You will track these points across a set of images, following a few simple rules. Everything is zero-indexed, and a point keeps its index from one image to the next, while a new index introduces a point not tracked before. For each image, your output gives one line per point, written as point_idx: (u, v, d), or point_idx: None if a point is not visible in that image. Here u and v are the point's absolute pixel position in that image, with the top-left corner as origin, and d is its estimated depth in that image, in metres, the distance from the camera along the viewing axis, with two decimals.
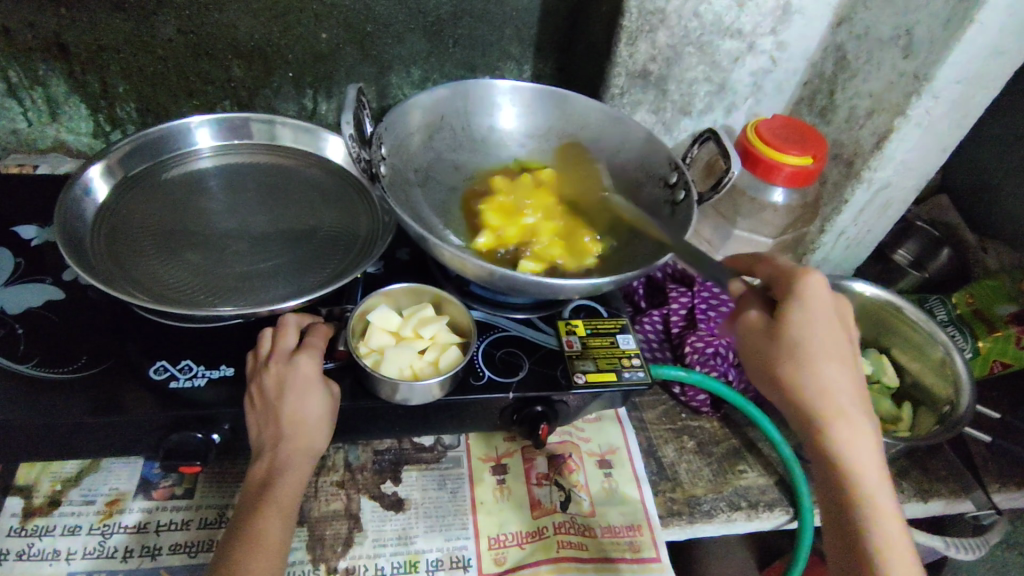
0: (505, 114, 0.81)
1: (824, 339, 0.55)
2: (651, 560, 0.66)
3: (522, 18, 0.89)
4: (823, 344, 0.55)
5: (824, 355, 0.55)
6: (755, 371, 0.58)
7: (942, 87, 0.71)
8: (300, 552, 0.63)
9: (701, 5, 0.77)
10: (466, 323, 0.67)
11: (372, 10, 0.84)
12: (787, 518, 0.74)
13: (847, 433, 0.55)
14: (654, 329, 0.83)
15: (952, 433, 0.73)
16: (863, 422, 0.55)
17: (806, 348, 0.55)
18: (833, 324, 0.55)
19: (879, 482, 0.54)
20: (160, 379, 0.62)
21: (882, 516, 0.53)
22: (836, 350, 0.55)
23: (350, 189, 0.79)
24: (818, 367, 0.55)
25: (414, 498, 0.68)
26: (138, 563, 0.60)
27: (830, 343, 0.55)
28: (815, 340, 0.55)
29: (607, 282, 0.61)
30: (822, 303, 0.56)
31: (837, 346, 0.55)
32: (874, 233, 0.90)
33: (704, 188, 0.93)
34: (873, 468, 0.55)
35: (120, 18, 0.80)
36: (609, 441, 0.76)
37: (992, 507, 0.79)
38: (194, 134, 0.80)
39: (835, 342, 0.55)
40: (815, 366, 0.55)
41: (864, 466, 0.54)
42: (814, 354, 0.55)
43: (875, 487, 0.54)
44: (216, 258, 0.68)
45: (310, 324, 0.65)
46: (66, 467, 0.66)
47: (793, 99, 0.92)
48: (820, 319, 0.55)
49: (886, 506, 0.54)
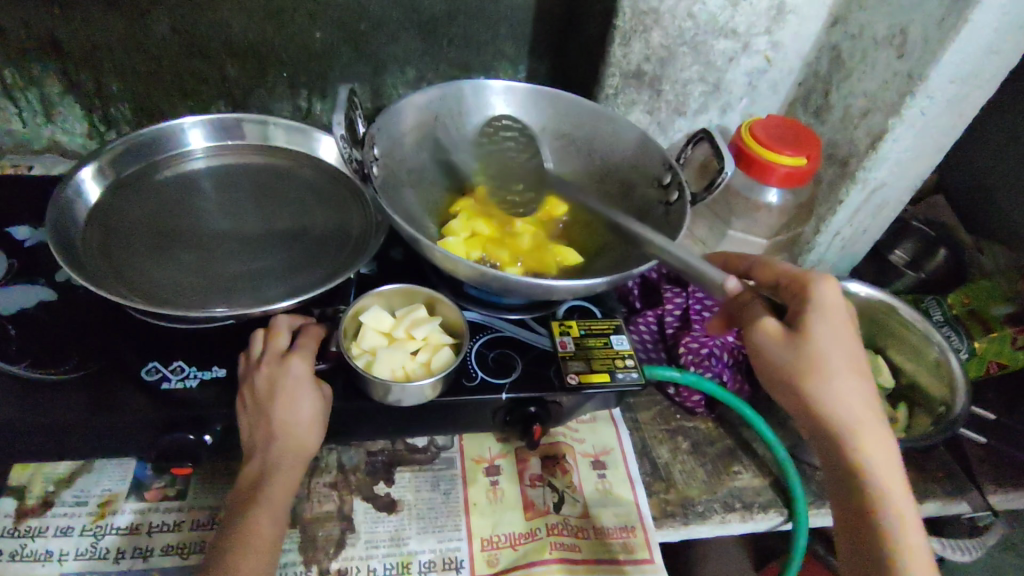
0: (499, 114, 0.81)
1: (841, 346, 0.56)
2: (645, 561, 0.66)
3: (518, 17, 0.89)
4: (845, 348, 0.56)
5: (839, 360, 0.55)
6: (765, 377, 0.58)
7: (936, 87, 0.70)
8: (293, 553, 0.63)
9: (695, 5, 0.77)
10: (458, 323, 0.67)
11: (365, 10, 0.84)
12: (783, 519, 0.73)
13: (864, 440, 0.55)
14: (648, 329, 0.83)
15: (948, 433, 0.73)
16: (879, 427, 0.55)
17: (822, 353, 0.55)
18: (848, 331, 0.56)
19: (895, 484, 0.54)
20: (152, 379, 0.61)
21: (904, 522, 0.52)
22: (853, 356, 0.56)
23: (344, 189, 0.79)
24: (834, 373, 0.55)
25: (407, 499, 0.68)
26: (130, 564, 0.60)
27: (846, 349, 0.56)
28: (830, 346, 0.55)
29: (600, 282, 0.60)
30: (837, 309, 0.57)
31: (854, 352, 0.56)
32: (869, 232, 0.90)
33: (698, 188, 0.93)
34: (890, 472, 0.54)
35: (114, 18, 0.80)
36: (603, 442, 0.76)
37: (988, 508, 0.79)
38: (186, 134, 0.80)
39: (852, 348, 0.56)
40: (832, 371, 0.55)
41: (882, 474, 0.54)
42: (832, 359, 0.55)
43: (895, 493, 0.54)
44: (208, 259, 0.68)
45: (303, 324, 0.65)
46: (59, 467, 0.66)
47: (789, 98, 0.92)
48: (834, 325, 0.56)
49: (905, 512, 0.53)
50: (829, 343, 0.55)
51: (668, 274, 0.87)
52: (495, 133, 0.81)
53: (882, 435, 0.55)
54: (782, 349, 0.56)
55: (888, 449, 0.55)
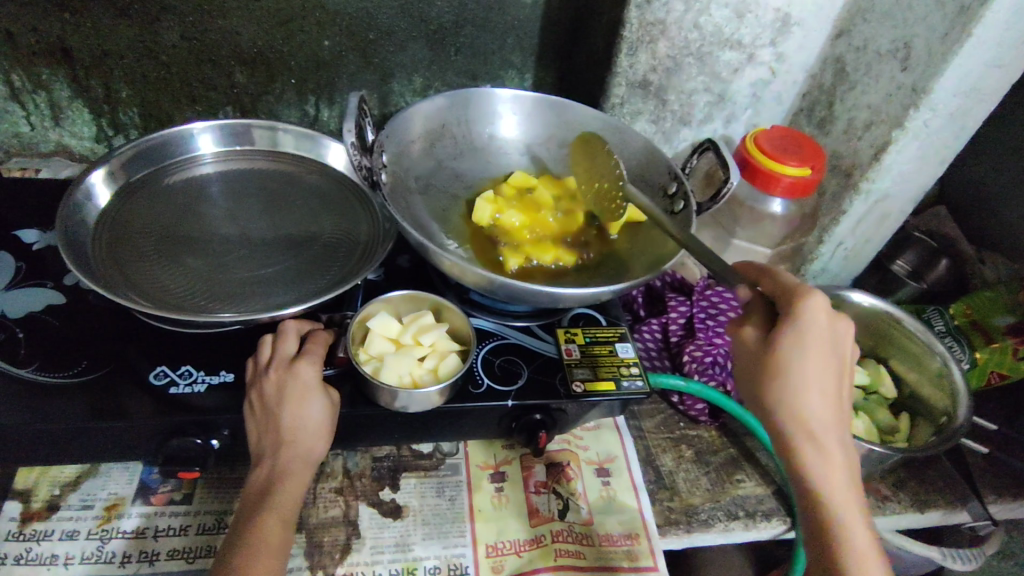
0: (506, 123, 0.82)
1: (811, 368, 0.54)
2: (649, 569, 0.66)
3: (524, 27, 0.90)
4: (805, 370, 0.54)
5: (799, 384, 0.54)
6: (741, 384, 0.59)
7: (939, 100, 0.71)
8: (299, 559, 0.63)
9: (701, 17, 0.78)
10: (465, 330, 0.67)
11: (375, 18, 0.85)
12: (785, 527, 0.74)
13: (818, 461, 0.54)
14: (653, 337, 0.84)
15: (951, 442, 0.72)
16: (835, 446, 0.55)
17: (785, 374, 0.54)
18: (818, 353, 0.53)
19: (845, 503, 0.54)
20: (160, 384, 0.62)
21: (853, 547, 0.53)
22: (818, 380, 0.54)
23: (351, 196, 0.80)
24: (795, 392, 0.54)
25: (413, 505, 0.69)
26: (137, 568, 0.60)
27: (815, 372, 0.54)
28: (793, 371, 0.54)
29: (607, 291, 0.61)
30: (812, 330, 0.53)
31: (821, 376, 0.54)
32: (872, 244, 0.91)
33: (704, 197, 0.95)
34: (839, 494, 0.54)
35: (125, 24, 0.81)
36: (608, 449, 0.76)
37: (988, 517, 0.79)
38: (196, 139, 0.81)
39: (820, 371, 0.54)
40: (793, 392, 0.54)
41: (833, 491, 0.54)
42: (795, 380, 0.54)
43: (846, 514, 0.54)
44: (217, 263, 0.68)
45: (311, 330, 0.65)
46: (66, 471, 0.66)
47: (793, 109, 0.93)
48: (807, 346, 0.53)
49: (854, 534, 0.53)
50: (795, 363, 0.54)
51: (672, 283, 0.88)
52: (432, 148, 0.78)
53: (836, 457, 0.55)
54: (753, 362, 0.56)
55: (844, 473, 0.54)
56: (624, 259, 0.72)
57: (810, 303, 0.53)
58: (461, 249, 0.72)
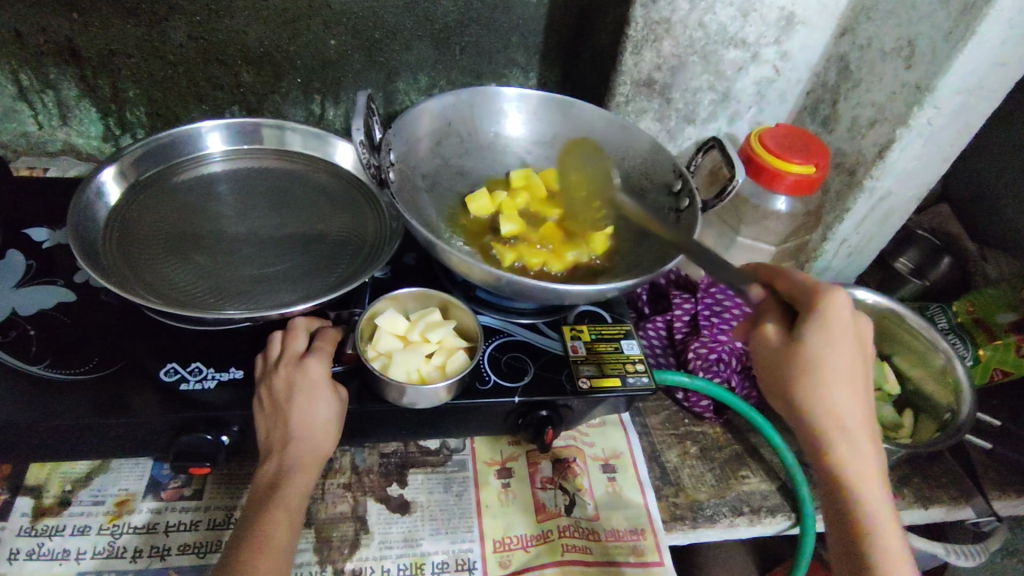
0: (511, 121, 0.83)
1: (839, 361, 0.54)
2: (654, 564, 0.67)
3: (530, 27, 0.90)
4: (837, 362, 0.54)
5: (832, 377, 0.54)
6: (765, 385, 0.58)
7: (943, 97, 0.72)
8: (308, 554, 0.63)
9: (706, 15, 0.78)
10: (472, 328, 0.68)
11: (381, 17, 0.85)
12: (790, 523, 0.74)
13: (849, 455, 0.55)
14: (657, 333, 0.84)
15: (955, 438, 0.72)
16: (868, 441, 0.55)
17: (818, 367, 0.54)
18: (849, 345, 0.54)
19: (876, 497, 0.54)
20: (171, 380, 0.62)
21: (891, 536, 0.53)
22: (849, 373, 0.55)
23: (359, 195, 0.81)
24: (829, 389, 0.54)
25: (421, 500, 0.69)
26: (147, 563, 0.61)
27: (846, 364, 0.54)
28: (828, 363, 0.54)
29: (613, 287, 0.61)
30: (843, 322, 0.54)
31: (851, 369, 0.55)
32: (874, 241, 0.91)
33: (708, 196, 0.96)
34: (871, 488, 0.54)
35: (132, 23, 0.81)
36: (613, 445, 0.77)
37: (992, 513, 0.80)
38: (204, 138, 0.81)
39: (851, 365, 0.55)
40: (825, 386, 0.54)
41: (867, 487, 0.54)
42: (829, 373, 0.54)
43: (880, 510, 0.54)
44: (226, 261, 0.69)
45: (320, 328, 0.66)
46: (76, 467, 0.67)
47: (796, 107, 0.93)
48: (838, 338, 0.54)
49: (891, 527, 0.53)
50: (829, 354, 0.54)
51: (676, 280, 0.89)
52: (438, 146, 0.78)
53: (866, 453, 0.55)
54: (782, 359, 0.55)
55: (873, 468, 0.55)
56: (629, 257, 0.72)
57: (838, 298, 0.55)
58: (467, 248, 0.72)
